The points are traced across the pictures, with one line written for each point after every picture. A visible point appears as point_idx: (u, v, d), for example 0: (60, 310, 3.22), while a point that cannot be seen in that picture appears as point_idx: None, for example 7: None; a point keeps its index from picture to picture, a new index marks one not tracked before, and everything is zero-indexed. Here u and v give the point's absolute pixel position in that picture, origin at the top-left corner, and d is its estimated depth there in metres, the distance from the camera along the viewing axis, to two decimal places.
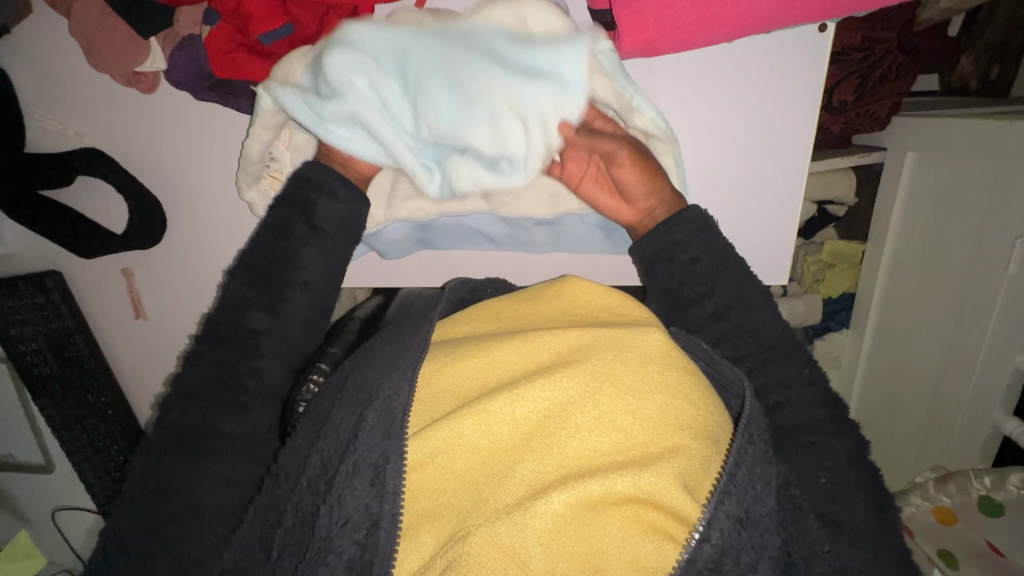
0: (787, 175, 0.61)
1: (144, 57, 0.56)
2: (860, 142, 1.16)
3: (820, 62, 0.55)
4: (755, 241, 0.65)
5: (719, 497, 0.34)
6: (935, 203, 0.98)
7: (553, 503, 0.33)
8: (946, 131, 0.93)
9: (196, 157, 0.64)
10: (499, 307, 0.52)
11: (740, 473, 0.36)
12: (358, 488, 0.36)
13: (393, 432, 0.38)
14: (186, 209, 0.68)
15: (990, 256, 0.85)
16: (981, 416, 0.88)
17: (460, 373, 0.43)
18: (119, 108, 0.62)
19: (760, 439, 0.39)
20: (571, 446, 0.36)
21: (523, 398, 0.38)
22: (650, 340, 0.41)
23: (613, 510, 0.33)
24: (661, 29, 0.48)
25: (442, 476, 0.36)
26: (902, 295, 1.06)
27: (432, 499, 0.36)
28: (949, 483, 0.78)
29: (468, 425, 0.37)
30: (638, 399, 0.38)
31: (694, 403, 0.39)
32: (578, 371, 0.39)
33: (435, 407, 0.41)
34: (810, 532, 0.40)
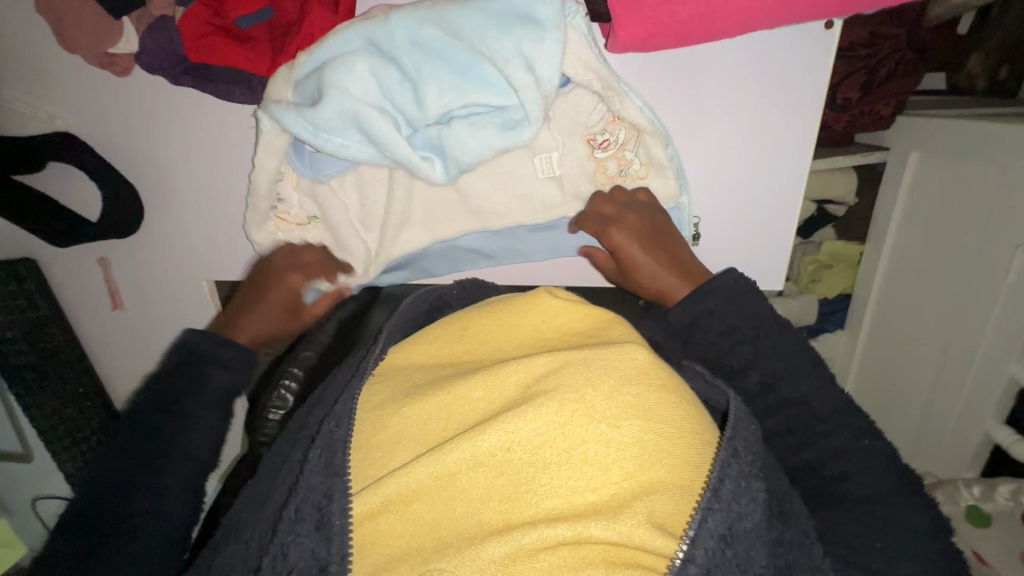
0: (781, 180, 0.59)
1: (118, 37, 0.54)
2: (863, 139, 1.13)
3: (822, 62, 0.53)
4: (746, 246, 0.63)
5: (702, 514, 0.33)
6: (937, 205, 0.96)
7: (520, 545, 0.31)
8: (951, 132, 0.91)
9: (173, 144, 0.62)
10: (467, 322, 0.49)
11: (724, 489, 0.35)
12: (302, 535, 0.36)
13: (335, 469, 0.37)
14: (163, 199, 0.66)
15: (991, 262, 0.84)
16: (974, 422, 0.87)
17: (425, 407, 0.40)
18: (92, 92, 0.60)
19: (745, 452, 0.37)
20: (541, 483, 0.34)
21: (485, 437, 0.35)
22: (626, 358, 0.39)
23: (588, 552, 0.31)
24: (659, 24, 0.47)
25: (397, 527, 0.34)
26: (898, 298, 1.05)
27: (385, 549, 0.34)
28: (939, 491, 0.77)
29: (423, 470, 0.35)
30: (612, 428, 0.35)
31: (674, 425, 0.37)
32: (547, 402, 0.36)
33: (393, 454, 0.39)
34: (813, 557, 0.38)
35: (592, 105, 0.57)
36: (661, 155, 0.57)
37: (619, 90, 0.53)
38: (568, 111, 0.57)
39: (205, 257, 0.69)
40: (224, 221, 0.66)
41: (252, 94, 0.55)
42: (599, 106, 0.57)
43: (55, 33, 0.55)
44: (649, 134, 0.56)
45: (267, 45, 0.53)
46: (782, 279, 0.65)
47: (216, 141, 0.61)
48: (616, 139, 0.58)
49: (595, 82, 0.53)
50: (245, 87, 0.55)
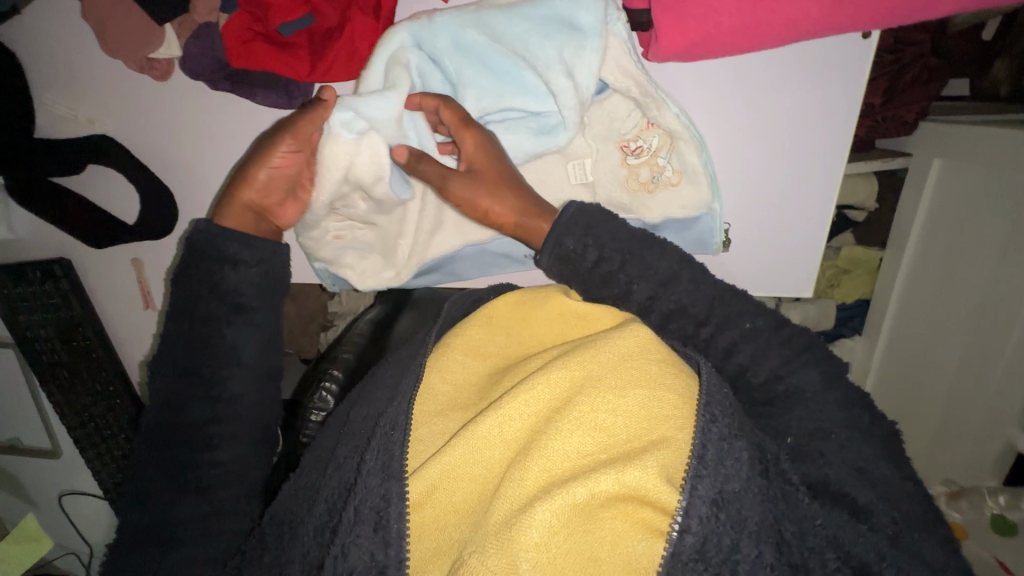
0: (814, 189, 0.59)
1: (160, 43, 0.54)
2: (884, 146, 1.13)
3: (858, 71, 0.53)
4: (777, 256, 0.63)
5: (692, 483, 0.36)
6: (960, 211, 0.95)
7: (539, 515, 0.36)
8: (975, 139, 0.91)
9: (208, 148, 0.63)
10: (493, 312, 0.55)
11: (709, 455, 0.37)
12: (362, 535, 0.40)
13: (393, 472, 0.41)
14: (196, 201, 0.67)
15: (1016, 270, 0.84)
16: (996, 431, 0.87)
17: (463, 411, 0.47)
18: (132, 96, 0.61)
19: (723, 414, 0.39)
20: (554, 451, 0.39)
21: (510, 416, 0.42)
22: (629, 337, 0.44)
23: (604, 512, 0.37)
24: (702, 33, 0.47)
25: (444, 506, 0.41)
26: (918, 304, 1.05)
27: (436, 535, 0.41)
28: (962, 500, 0.76)
29: (459, 453, 0.41)
30: (617, 398, 0.41)
31: (677, 391, 0.41)
32: (556, 376, 0.43)
33: (434, 443, 0.46)
34: (800, 506, 0.40)
35: (629, 113, 0.58)
36: (694, 161, 0.57)
37: (658, 97, 0.54)
38: (603, 119, 0.58)
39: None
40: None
41: (290, 100, 0.56)
42: (634, 114, 0.57)
43: (98, 38, 0.56)
44: (683, 138, 0.56)
45: (306, 51, 0.53)
46: (813, 287, 0.65)
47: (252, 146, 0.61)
48: (648, 145, 0.58)
49: (635, 89, 0.54)
50: (282, 92, 0.55)
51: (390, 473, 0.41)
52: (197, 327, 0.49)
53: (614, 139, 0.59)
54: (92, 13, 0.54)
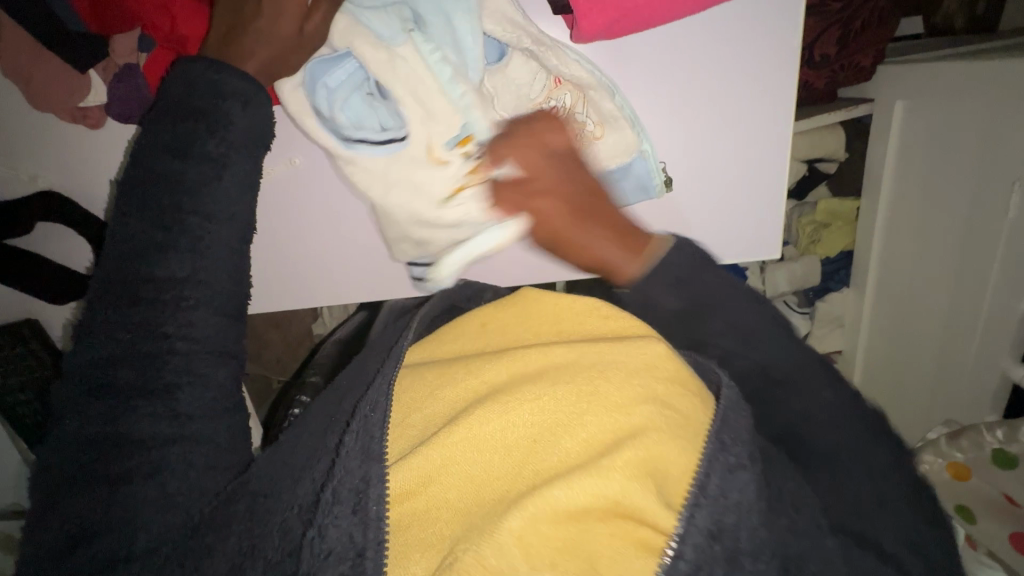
0: (763, 145, 0.59)
1: (86, 90, 0.54)
2: (846, 94, 1.13)
3: (791, 20, 0.53)
4: (734, 219, 0.63)
5: (689, 512, 0.40)
6: (929, 148, 0.94)
7: (516, 521, 0.38)
8: (934, 74, 0.90)
9: None
10: (485, 321, 0.59)
11: (711, 483, 0.41)
12: (341, 516, 0.41)
13: (373, 455, 0.43)
14: None
15: (989, 200, 0.83)
16: (990, 364, 0.85)
17: (449, 395, 0.50)
18: (72, 149, 0.60)
19: (735, 446, 0.43)
20: (551, 455, 0.43)
21: (511, 419, 0.44)
22: (636, 354, 0.47)
23: (600, 527, 0.39)
24: (623, 7, 0.47)
25: (436, 502, 0.42)
26: (901, 247, 1.04)
27: (421, 526, 0.42)
28: (963, 438, 0.76)
29: (459, 447, 0.44)
30: (625, 414, 0.44)
31: (684, 415, 0.45)
32: (566, 389, 0.45)
33: (414, 428, 0.49)
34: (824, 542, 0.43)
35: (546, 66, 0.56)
36: (610, 107, 0.56)
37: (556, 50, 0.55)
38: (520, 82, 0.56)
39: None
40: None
41: None
42: (539, 75, 0.56)
43: (24, 92, 0.55)
44: (591, 85, 0.56)
45: None
46: (778, 247, 0.64)
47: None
48: (563, 104, 0.57)
49: (526, 39, 0.54)
50: None
51: (369, 456, 0.43)
52: (144, 237, 0.45)
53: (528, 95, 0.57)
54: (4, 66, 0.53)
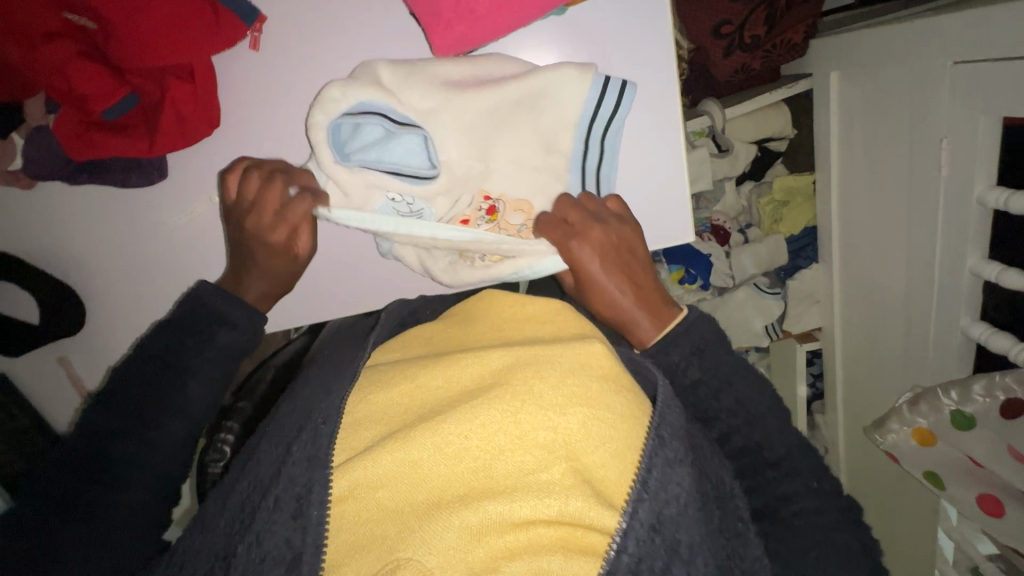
0: (657, 134, 0.66)
1: (13, 155, 0.60)
2: (789, 72, 1.14)
3: (663, 23, 0.61)
4: (647, 206, 0.69)
5: (633, 507, 0.41)
6: (866, 116, 0.94)
7: (467, 519, 0.40)
8: (860, 43, 0.91)
9: (95, 239, 0.66)
10: (429, 335, 0.62)
11: (652, 479, 0.43)
12: (277, 523, 0.45)
13: (318, 461, 0.46)
14: (100, 289, 0.69)
15: (923, 162, 0.82)
16: (950, 326, 0.84)
17: (385, 400, 0.51)
18: (18, 209, 0.64)
19: (671, 441, 0.45)
20: (496, 467, 0.43)
21: (446, 423, 0.44)
22: (568, 358, 0.48)
23: (549, 535, 0.40)
24: (463, 21, 0.55)
25: (367, 505, 0.43)
26: (855, 218, 1.03)
27: (353, 530, 0.43)
28: (922, 404, 0.75)
29: (389, 455, 0.44)
30: (559, 415, 0.44)
31: (616, 413, 0.46)
32: (499, 396, 0.46)
33: (358, 433, 0.49)
34: (749, 545, 0.48)
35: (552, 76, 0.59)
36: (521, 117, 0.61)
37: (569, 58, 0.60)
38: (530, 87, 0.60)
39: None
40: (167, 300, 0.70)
41: (150, 177, 0.62)
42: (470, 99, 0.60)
43: None
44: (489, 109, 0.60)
45: (143, 128, 0.58)
46: (691, 229, 0.70)
47: (143, 221, 0.65)
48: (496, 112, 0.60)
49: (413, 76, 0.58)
50: (139, 171, 0.61)
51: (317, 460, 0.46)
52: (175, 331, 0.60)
53: (528, 107, 0.60)
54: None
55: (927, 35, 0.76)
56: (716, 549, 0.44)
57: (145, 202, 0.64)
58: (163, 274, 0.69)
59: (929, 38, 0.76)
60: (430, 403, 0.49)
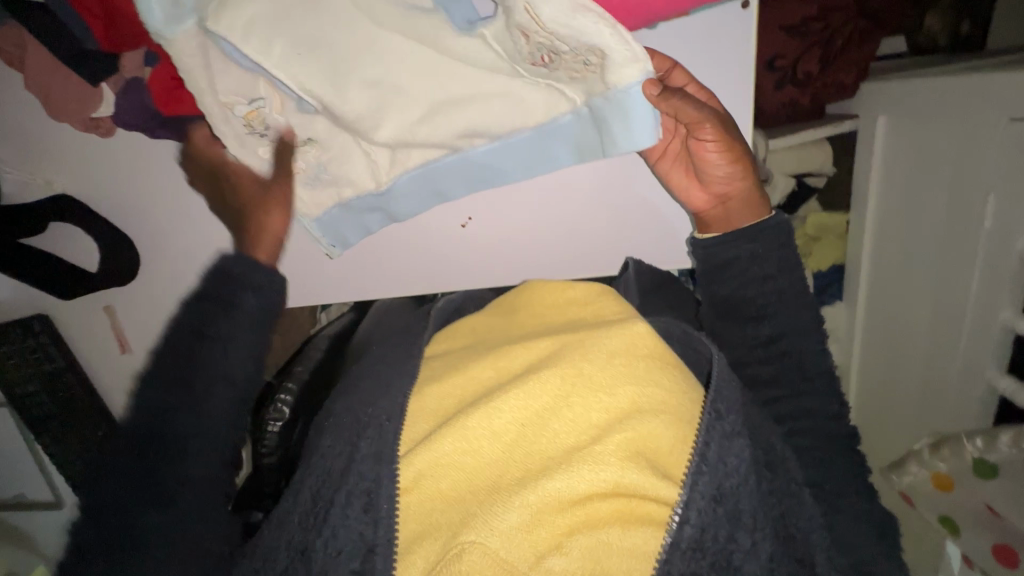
0: None
1: (98, 102, 0.62)
2: (833, 112, 1.16)
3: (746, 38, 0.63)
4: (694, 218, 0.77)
5: (693, 479, 0.41)
6: (910, 163, 0.96)
7: (526, 498, 0.41)
8: (912, 92, 0.93)
9: (160, 196, 0.71)
10: (476, 324, 0.64)
11: (711, 452, 0.43)
12: (352, 516, 0.46)
13: (382, 459, 0.47)
14: (156, 243, 0.75)
15: (965, 213, 0.84)
16: (974, 376, 0.85)
17: (436, 396, 0.53)
18: (116, 155, 0.69)
19: (727, 414, 0.45)
20: (551, 445, 0.44)
21: (499, 408, 0.46)
22: (612, 338, 0.49)
23: (609, 507, 0.41)
24: None
25: (432, 494, 0.45)
26: (886, 259, 1.05)
27: (421, 519, 0.44)
28: (944, 448, 0.76)
29: (447, 444, 0.45)
30: (608, 395, 0.45)
31: (663, 388, 0.47)
32: (550, 376, 0.47)
33: (415, 429, 0.51)
34: (805, 505, 0.51)
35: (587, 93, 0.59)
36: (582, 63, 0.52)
37: (613, 24, 0.46)
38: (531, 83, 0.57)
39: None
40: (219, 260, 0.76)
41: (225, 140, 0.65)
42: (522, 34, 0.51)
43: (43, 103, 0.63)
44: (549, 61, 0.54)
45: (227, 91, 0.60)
46: None
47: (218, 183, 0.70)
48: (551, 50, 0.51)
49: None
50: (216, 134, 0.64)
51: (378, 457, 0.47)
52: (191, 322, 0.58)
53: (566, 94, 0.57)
54: (263, 251, 0.64)
55: (983, 91, 0.78)
56: (775, 507, 0.46)
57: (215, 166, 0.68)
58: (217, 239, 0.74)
59: (984, 94, 0.78)
60: (482, 391, 0.51)
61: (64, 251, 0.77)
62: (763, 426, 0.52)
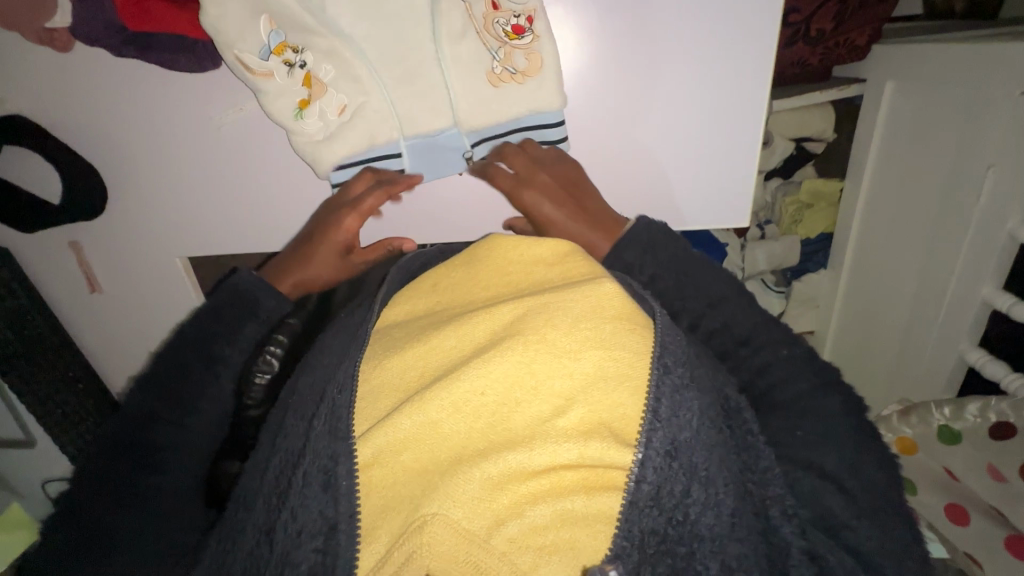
0: (739, 118, 0.63)
1: (53, 12, 0.55)
2: (840, 75, 1.12)
3: None
4: (709, 193, 0.68)
5: (647, 436, 0.41)
6: (913, 132, 0.95)
7: (484, 472, 0.41)
8: (923, 58, 0.90)
9: (126, 124, 0.65)
10: (437, 278, 0.58)
11: (662, 407, 0.42)
12: (310, 497, 0.44)
13: (338, 434, 0.46)
14: (124, 175, 0.69)
15: (962, 187, 0.84)
16: (948, 347, 0.88)
17: (397, 364, 0.50)
18: (79, 77, 0.62)
19: (675, 367, 0.45)
20: (516, 420, 0.43)
21: (458, 384, 0.44)
22: (577, 300, 0.48)
23: (569, 475, 0.41)
24: None
25: (394, 468, 0.44)
26: (875, 230, 1.06)
27: (384, 493, 0.44)
28: (913, 416, 0.79)
29: (406, 419, 0.44)
30: (574, 361, 0.44)
31: (631, 352, 0.45)
32: (512, 345, 0.45)
33: (376, 406, 0.48)
34: (762, 458, 0.47)
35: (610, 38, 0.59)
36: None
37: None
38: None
39: (214, 235, 0.73)
40: (192, 199, 0.70)
41: (199, 63, 0.58)
42: None
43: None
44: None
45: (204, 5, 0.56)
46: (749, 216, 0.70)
47: (190, 113, 0.63)
48: None
49: None
50: (190, 57, 0.58)
51: (336, 432, 0.46)
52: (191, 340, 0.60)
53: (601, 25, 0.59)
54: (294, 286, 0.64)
55: (998, 60, 0.76)
56: (733, 462, 0.45)
57: (188, 92, 0.62)
58: (191, 176, 0.68)
59: (999, 63, 0.76)
60: (443, 362, 0.49)
61: (21, 179, 0.71)
62: (714, 374, 0.49)
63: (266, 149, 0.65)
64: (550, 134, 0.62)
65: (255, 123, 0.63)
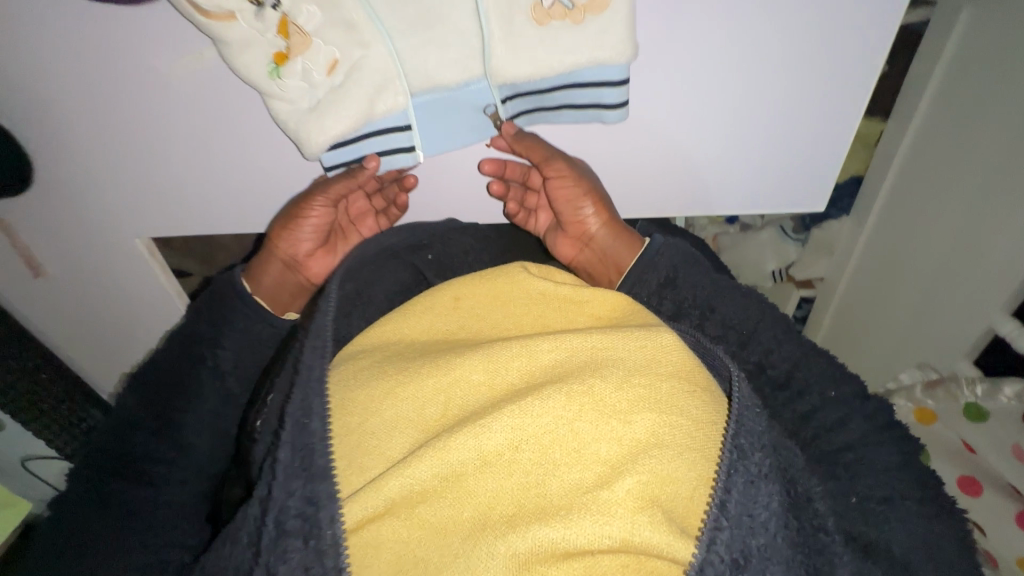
0: (845, 80, 0.52)
1: None
2: None
3: None
4: (789, 166, 0.59)
5: (710, 537, 0.35)
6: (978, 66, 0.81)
7: (517, 545, 0.35)
8: None
9: (38, 78, 0.50)
10: (459, 293, 0.51)
11: (732, 506, 0.36)
12: (291, 552, 0.36)
13: (316, 476, 0.39)
14: (53, 141, 0.55)
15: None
16: (976, 313, 0.83)
17: (415, 396, 0.43)
18: None
19: (754, 455, 0.38)
20: (552, 486, 0.38)
21: (487, 431, 0.39)
22: (633, 350, 0.42)
23: (607, 563, 0.34)
24: None
25: (404, 525, 0.37)
26: (909, 187, 0.93)
27: (396, 551, 0.37)
28: (939, 389, 0.78)
29: (426, 467, 0.38)
30: (625, 425, 0.39)
31: (690, 417, 0.39)
32: (553, 394, 0.40)
33: (388, 440, 0.42)
34: (835, 557, 0.39)
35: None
36: None
37: None
38: None
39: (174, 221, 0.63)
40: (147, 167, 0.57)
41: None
42: None
43: None
44: None
45: None
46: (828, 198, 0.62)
47: (116, 75, 0.49)
48: None
49: None
50: None
51: (312, 473, 0.39)
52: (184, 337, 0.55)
53: None
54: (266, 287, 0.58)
55: None
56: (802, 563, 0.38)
57: (114, 35, 0.47)
58: (139, 141, 0.55)
59: None
60: (470, 403, 0.43)
61: None
62: (787, 450, 0.42)
63: (223, 122, 0.52)
64: (607, 95, 0.49)
65: (207, 87, 0.50)
